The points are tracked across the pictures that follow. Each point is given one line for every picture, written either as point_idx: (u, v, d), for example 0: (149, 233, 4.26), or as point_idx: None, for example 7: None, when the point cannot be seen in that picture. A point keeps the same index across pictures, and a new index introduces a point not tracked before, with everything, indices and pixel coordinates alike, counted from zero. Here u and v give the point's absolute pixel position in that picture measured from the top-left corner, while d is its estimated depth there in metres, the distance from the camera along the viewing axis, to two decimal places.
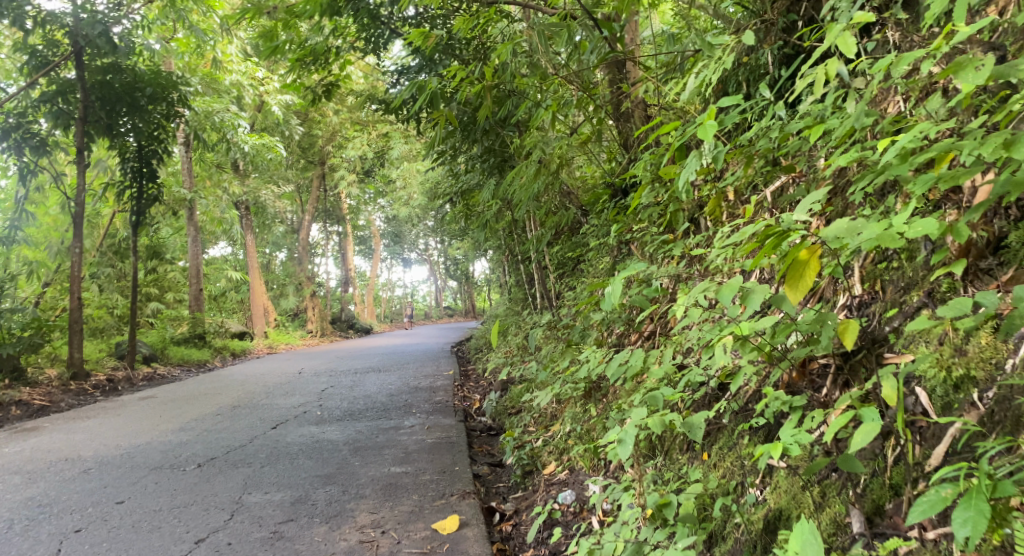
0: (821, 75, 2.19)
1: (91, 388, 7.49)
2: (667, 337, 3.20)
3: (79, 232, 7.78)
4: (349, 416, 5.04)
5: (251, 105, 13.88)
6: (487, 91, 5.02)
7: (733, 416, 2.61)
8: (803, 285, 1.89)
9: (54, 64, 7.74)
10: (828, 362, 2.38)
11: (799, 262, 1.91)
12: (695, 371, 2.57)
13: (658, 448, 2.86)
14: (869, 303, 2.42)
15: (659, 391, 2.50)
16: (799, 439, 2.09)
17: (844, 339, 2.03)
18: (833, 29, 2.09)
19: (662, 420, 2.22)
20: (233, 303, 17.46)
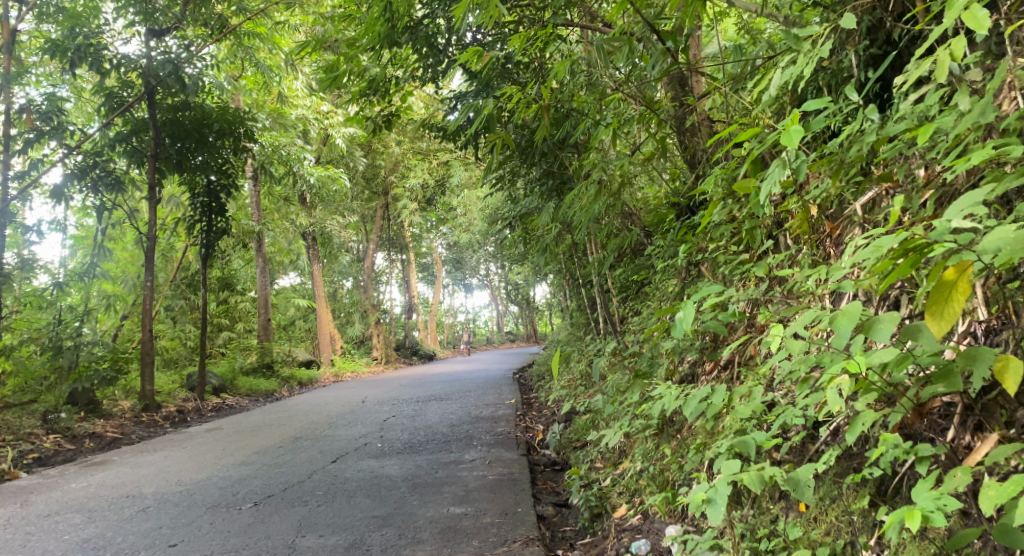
0: (947, 60, 1.88)
1: (162, 419, 7.62)
2: (748, 368, 2.93)
3: (151, 266, 7.99)
4: (409, 448, 4.90)
5: (315, 139, 14.21)
6: (546, 112, 4.88)
7: (836, 461, 2.32)
8: (951, 310, 1.72)
9: (129, 104, 8.03)
10: (954, 402, 2.11)
11: (944, 285, 1.73)
12: (792, 412, 2.32)
13: (743, 493, 2.58)
14: (999, 331, 2.13)
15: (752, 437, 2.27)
16: (943, 505, 1.81)
17: (1005, 380, 1.80)
18: (956, 7, 1.87)
19: (760, 477, 2.05)
20: (300, 332, 17.77)
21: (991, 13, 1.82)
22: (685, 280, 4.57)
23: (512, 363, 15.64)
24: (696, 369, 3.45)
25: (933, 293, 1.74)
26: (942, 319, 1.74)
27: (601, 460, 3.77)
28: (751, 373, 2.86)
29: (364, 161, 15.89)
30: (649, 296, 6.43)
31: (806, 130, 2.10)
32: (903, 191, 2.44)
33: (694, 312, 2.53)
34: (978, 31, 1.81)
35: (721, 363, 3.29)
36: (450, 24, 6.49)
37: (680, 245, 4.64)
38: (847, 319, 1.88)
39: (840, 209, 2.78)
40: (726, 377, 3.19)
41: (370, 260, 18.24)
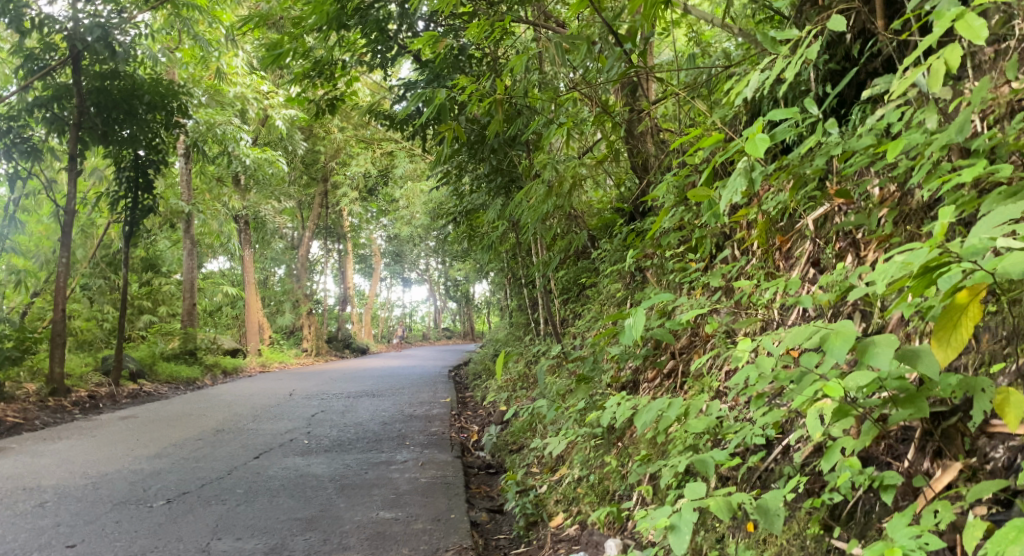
0: (942, 71, 1.69)
1: (70, 405, 7.12)
2: (695, 379, 2.91)
3: (67, 241, 7.47)
4: (338, 446, 4.70)
5: (255, 119, 13.70)
6: (500, 106, 4.76)
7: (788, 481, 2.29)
8: (958, 335, 1.61)
9: (51, 68, 7.49)
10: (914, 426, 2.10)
11: (955, 308, 1.60)
12: (752, 430, 2.28)
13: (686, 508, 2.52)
14: (957, 354, 2.15)
15: (709, 455, 2.19)
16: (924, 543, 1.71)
17: (1003, 414, 1.74)
18: (948, 15, 1.71)
19: (729, 505, 1.94)
20: (228, 319, 17.11)
21: (986, 21, 1.67)
22: (630, 286, 4.55)
23: (448, 360, 15.51)
24: (640, 377, 3.41)
25: (943, 316, 1.61)
26: (947, 346, 1.62)
27: (538, 465, 3.70)
28: (699, 384, 2.84)
29: (305, 145, 15.42)
30: (592, 301, 6.42)
31: (771, 140, 2.07)
32: (857, 209, 2.47)
33: (646, 320, 2.49)
34: (974, 41, 1.64)
35: (665, 372, 3.26)
36: (403, 11, 6.31)
37: (627, 250, 4.62)
38: (841, 341, 1.69)
39: (790, 223, 2.79)
40: (670, 386, 3.16)
41: (306, 248, 17.73)
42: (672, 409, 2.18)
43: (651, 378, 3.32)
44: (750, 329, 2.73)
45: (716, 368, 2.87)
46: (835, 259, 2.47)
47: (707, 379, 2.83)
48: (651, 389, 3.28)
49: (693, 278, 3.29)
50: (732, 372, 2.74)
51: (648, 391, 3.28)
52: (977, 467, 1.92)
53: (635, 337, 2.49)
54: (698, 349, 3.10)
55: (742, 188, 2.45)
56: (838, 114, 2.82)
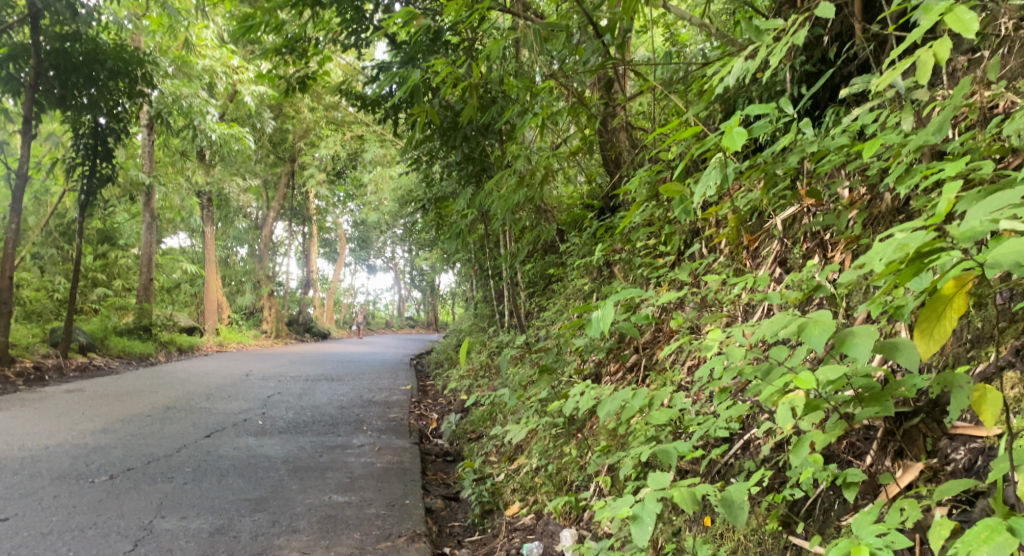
0: (930, 61, 1.66)
1: (14, 375, 6.85)
2: (658, 372, 2.92)
3: (19, 206, 7.19)
4: (293, 428, 4.61)
5: (224, 94, 13.40)
6: (475, 91, 4.70)
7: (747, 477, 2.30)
8: (943, 328, 1.56)
9: (8, 25, 7.19)
10: (877, 426, 2.13)
11: (940, 301, 1.54)
12: (716, 423, 2.26)
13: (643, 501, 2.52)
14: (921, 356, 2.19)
15: (673, 446, 2.17)
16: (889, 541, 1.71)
17: (981, 412, 1.70)
18: (938, 8, 1.70)
19: (694, 496, 1.88)
20: (185, 296, 16.71)
21: (976, 15, 1.67)
22: (597, 280, 4.56)
23: (410, 349, 15.40)
24: (603, 370, 3.41)
25: (928, 309, 1.55)
26: (930, 336, 1.57)
27: (497, 454, 3.67)
28: (662, 377, 2.85)
29: (274, 124, 15.13)
30: (558, 294, 6.42)
31: (747, 134, 2.07)
32: (826, 211, 2.49)
33: (613, 313, 2.48)
34: (965, 33, 1.65)
35: (628, 365, 3.26)
36: None
37: (596, 244, 4.61)
38: (819, 329, 1.68)
39: (759, 221, 2.81)
40: (633, 379, 3.17)
41: (270, 229, 17.41)
42: (638, 398, 2.14)
43: (614, 370, 3.32)
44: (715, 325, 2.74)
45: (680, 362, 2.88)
46: (802, 260, 2.49)
47: (670, 373, 2.84)
48: (614, 382, 3.29)
49: (661, 273, 3.30)
50: (695, 367, 2.76)
51: (610, 383, 3.28)
52: (937, 468, 1.95)
53: (600, 331, 2.48)
54: (662, 343, 3.12)
55: (715, 183, 2.44)
56: (811, 116, 2.86)
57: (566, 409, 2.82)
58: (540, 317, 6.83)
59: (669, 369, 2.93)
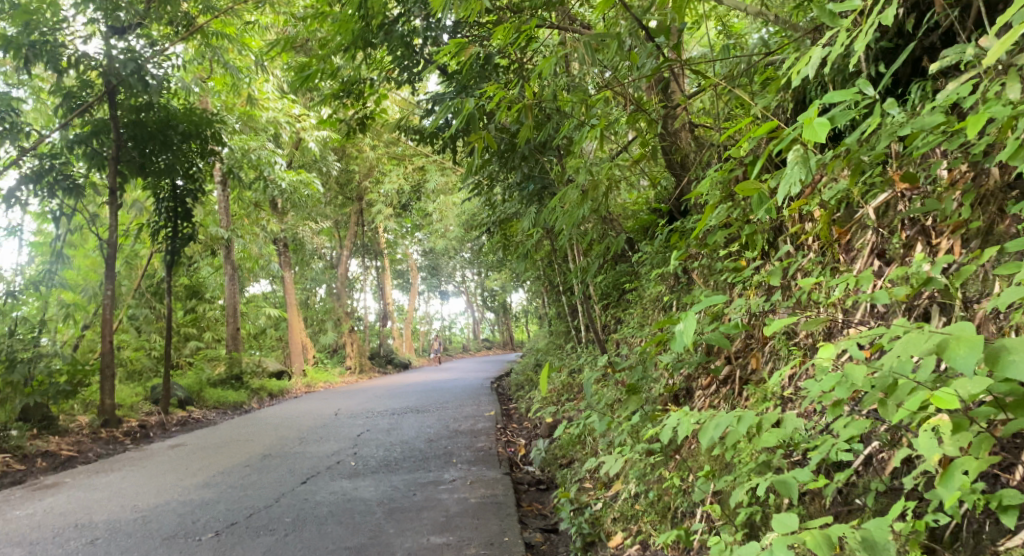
0: None
1: (122, 435, 7.20)
2: (755, 385, 2.77)
3: (112, 274, 7.59)
4: (385, 467, 4.64)
5: (289, 143, 13.91)
6: (530, 111, 4.66)
7: (875, 495, 2.14)
8: None
9: (88, 105, 7.63)
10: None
11: None
12: (837, 446, 2.09)
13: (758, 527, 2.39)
14: None
15: (793, 475, 2.03)
16: None
17: None
18: None
19: (831, 537, 1.71)
20: (271, 340, 17.31)
21: None
22: (675, 288, 4.41)
23: (489, 371, 15.45)
24: (693, 385, 3.28)
25: None
26: None
27: (592, 480, 3.58)
28: (760, 390, 2.70)
29: (338, 166, 15.57)
30: (635, 305, 6.28)
31: (830, 124, 1.94)
32: (924, 194, 2.32)
33: (697, 322, 2.35)
34: None
35: (720, 378, 3.12)
36: (427, 24, 6.29)
37: (670, 252, 4.48)
38: (965, 348, 1.55)
39: (848, 213, 2.64)
40: (728, 392, 3.02)
41: (344, 267, 17.87)
42: (748, 417, 1.99)
43: (706, 384, 3.18)
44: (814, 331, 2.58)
45: (779, 373, 2.73)
46: (903, 250, 2.32)
47: (769, 385, 2.70)
48: (708, 397, 3.15)
49: (745, 278, 3.15)
50: (797, 376, 2.61)
51: (704, 398, 3.15)
52: None
53: (685, 343, 2.36)
54: (755, 352, 2.97)
55: (799, 179, 2.30)
56: (893, 95, 2.70)
57: (662, 432, 2.71)
58: (618, 330, 6.68)
59: (767, 380, 2.78)
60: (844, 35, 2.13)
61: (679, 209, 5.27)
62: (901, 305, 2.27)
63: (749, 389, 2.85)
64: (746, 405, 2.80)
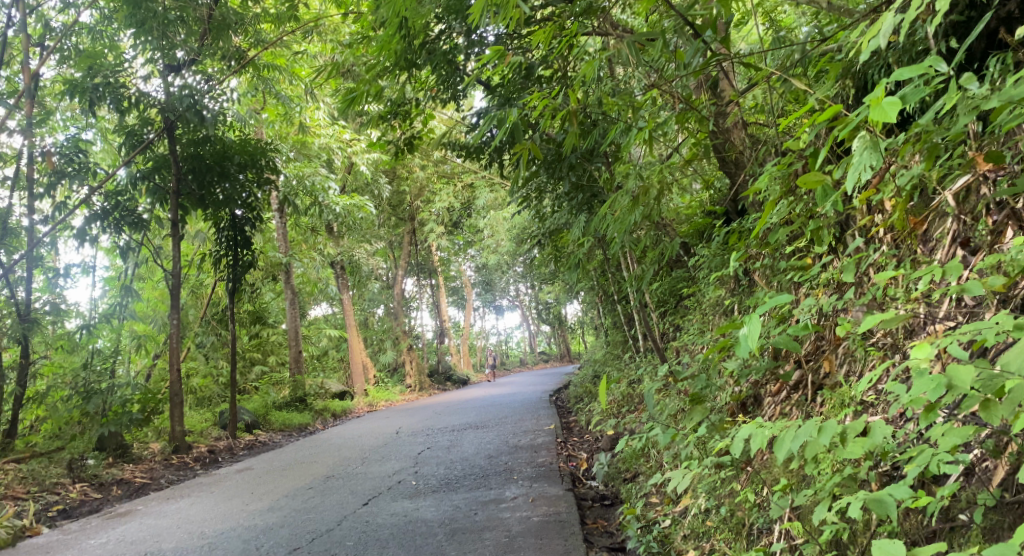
0: None
1: (192, 460, 7.35)
2: (830, 389, 2.61)
3: (177, 303, 7.81)
4: (446, 486, 4.59)
5: (342, 167, 14.20)
6: (575, 117, 4.57)
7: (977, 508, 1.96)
8: None
9: (149, 141, 7.92)
10: None
11: None
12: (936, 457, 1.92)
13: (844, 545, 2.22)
14: None
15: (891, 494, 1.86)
16: None
17: None
18: None
19: None
20: (333, 362, 17.60)
21: None
22: (736, 291, 4.24)
23: (548, 384, 15.31)
24: (762, 392, 3.11)
25: None
26: None
27: (658, 495, 3.43)
28: (837, 395, 2.53)
29: (390, 187, 15.81)
30: (694, 310, 6.09)
31: (900, 102, 1.78)
32: (1010, 174, 2.13)
33: (762, 325, 2.21)
34: None
35: (790, 383, 2.94)
36: (469, 39, 6.30)
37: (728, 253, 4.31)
38: None
39: (923, 201, 2.46)
40: (800, 398, 2.84)
41: (400, 287, 18.07)
42: (834, 428, 1.83)
43: (775, 391, 3.01)
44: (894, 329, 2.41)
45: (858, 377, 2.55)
46: (991, 238, 2.14)
47: (847, 389, 2.52)
48: (779, 403, 2.97)
49: (812, 275, 2.99)
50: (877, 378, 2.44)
51: (774, 406, 2.99)
52: None
53: (751, 348, 2.21)
54: (827, 354, 2.79)
55: (869, 165, 2.14)
56: (968, 71, 2.54)
57: (732, 444, 2.57)
58: (678, 337, 6.49)
59: (844, 384, 2.61)
60: (912, 4, 1.97)
61: (736, 207, 5.08)
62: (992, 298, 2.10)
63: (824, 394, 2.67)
64: (822, 412, 2.62)
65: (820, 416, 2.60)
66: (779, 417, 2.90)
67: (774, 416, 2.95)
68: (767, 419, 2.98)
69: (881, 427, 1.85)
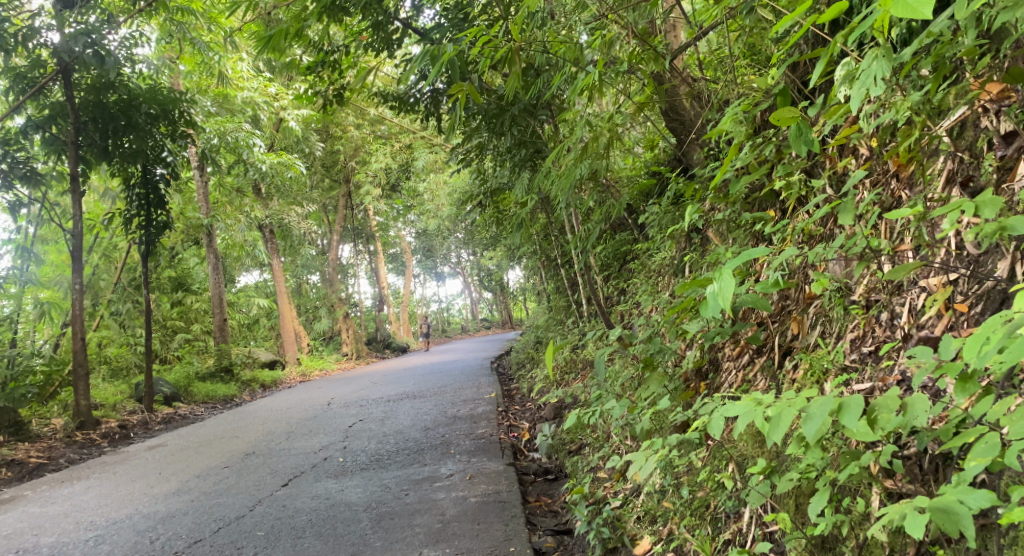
0: None
1: (99, 437, 6.71)
2: (807, 355, 2.35)
3: (78, 266, 7.05)
4: (376, 462, 4.21)
5: (269, 124, 13.38)
6: (518, 57, 4.14)
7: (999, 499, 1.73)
8: None
9: (41, 85, 7.04)
10: None
11: None
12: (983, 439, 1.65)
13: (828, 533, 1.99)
14: None
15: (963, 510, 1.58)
16: None
17: None
18: None
19: None
20: (264, 331, 16.86)
21: None
22: (687, 249, 3.98)
23: (488, 351, 15.05)
24: (721, 357, 2.85)
25: None
26: None
27: (606, 470, 3.17)
28: (814, 360, 2.29)
29: (322, 147, 15.01)
30: (640, 274, 5.84)
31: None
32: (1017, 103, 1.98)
33: (736, 283, 1.94)
34: None
35: (753, 346, 2.68)
36: None
37: (680, 210, 4.03)
38: None
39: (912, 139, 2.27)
40: (765, 361, 2.59)
41: (334, 253, 17.34)
42: (858, 409, 1.60)
43: (736, 355, 2.75)
44: (881, 287, 2.20)
45: (835, 339, 2.31)
46: (998, 175, 1.98)
47: (824, 353, 2.29)
48: (740, 368, 2.71)
49: (778, 227, 2.73)
50: (860, 340, 2.20)
51: (736, 372, 2.72)
52: None
53: (724, 307, 1.95)
54: (796, 314, 2.54)
55: (877, 78, 1.88)
56: None
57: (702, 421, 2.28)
58: (624, 301, 6.24)
59: (818, 347, 2.37)
60: None
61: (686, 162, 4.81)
62: (1007, 245, 1.89)
63: (795, 358, 2.43)
64: (793, 377, 2.37)
65: (791, 383, 2.36)
66: (742, 382, 2.64)
67: (736, 381, 2.69)
68: (728, 385, 2.72)
69: (923, 404, 1.67)
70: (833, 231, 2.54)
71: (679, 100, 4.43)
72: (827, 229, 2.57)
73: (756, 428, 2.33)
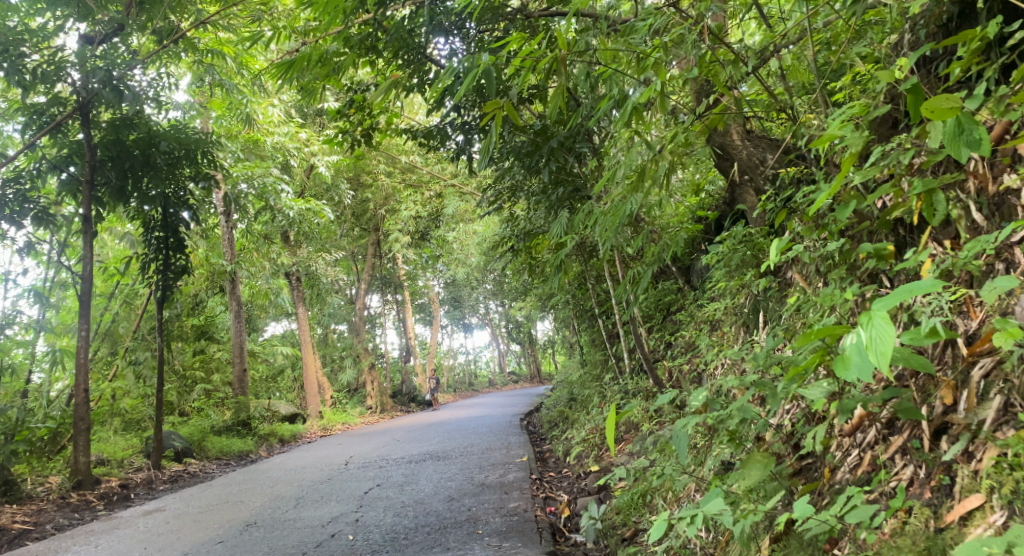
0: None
1: (96, 499, 6.15)
2: (1010, 443, 1.94)
3: (86, 312, 6.61)
4: (391, 543, 3.59)
5: (299, 171, 13.19)
6: (564, 70, 3.51)
7: None
8: None
9: (59, 123, 6.73)
10: None
11: None
12: None
13: None
14: None
15: None
16: None
17: None
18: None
19: None
20: (287, 382, 16.41)
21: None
22: (761, 299, 3.49)
23: (515, 405, 14.31)
24: (832, 432, 2.50)
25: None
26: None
27: None
28: (1018, 449, 1.90)
29: (352, 195, 14.76)
30: (689, 324, 5.31)
31: None
32: None
33: (893, 333, 1.45)
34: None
35: (880, 420, 2.35)
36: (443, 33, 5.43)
37: (753, 254, 3.55)
38: None
39: None
40: (907, 439, 2.24)
41: (361, 302, 16.95)
42: None
43: (850, 430, 2.42)
44: None
45: None
46: None
47: None
48: (862, 446, 2.37)
49: (924, 261, 2.26)
50: None
51: (857, 452, 2.39)
52: None
53: (880, 366, 1.44)
54: (949, 380, 2.20)
55: None
56: None
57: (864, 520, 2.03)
58: (671, 356, 5.66)
59: (1003, 426, 2.01)
60: None
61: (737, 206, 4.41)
62: None
63: (962, 438, 2.07)
64: (974, 467, 2.01)
65: (972, 480, 1.99)
66: (873, 464, 2.30)
67: (860, 462, 2.35)
68: (848, 467, 2.38)
69: None
70: (994, 267, 2.16)
71: (733, 134, 4.04)
72: (984, 265, 2.19)
73: (916, 534, 2.00)
